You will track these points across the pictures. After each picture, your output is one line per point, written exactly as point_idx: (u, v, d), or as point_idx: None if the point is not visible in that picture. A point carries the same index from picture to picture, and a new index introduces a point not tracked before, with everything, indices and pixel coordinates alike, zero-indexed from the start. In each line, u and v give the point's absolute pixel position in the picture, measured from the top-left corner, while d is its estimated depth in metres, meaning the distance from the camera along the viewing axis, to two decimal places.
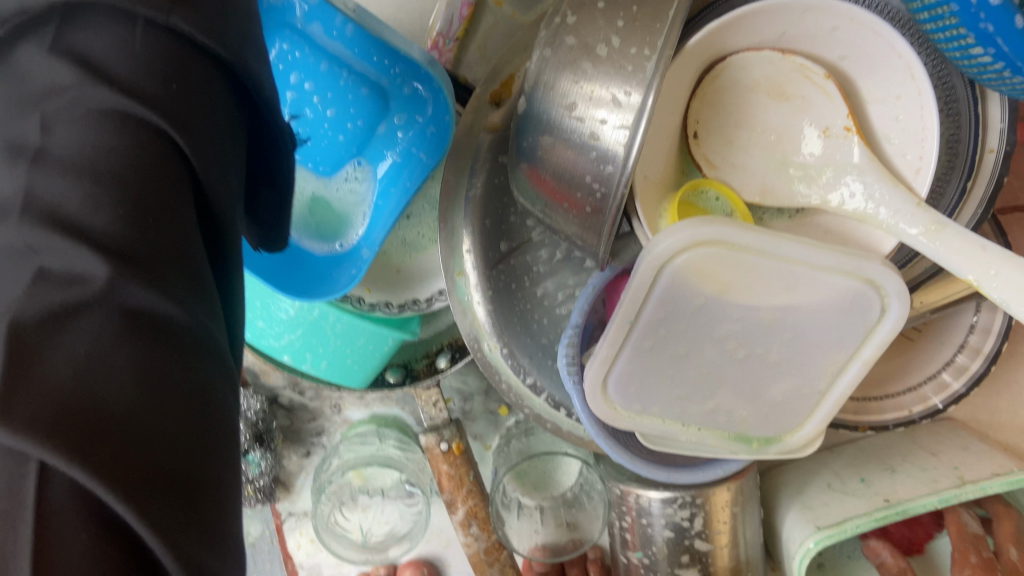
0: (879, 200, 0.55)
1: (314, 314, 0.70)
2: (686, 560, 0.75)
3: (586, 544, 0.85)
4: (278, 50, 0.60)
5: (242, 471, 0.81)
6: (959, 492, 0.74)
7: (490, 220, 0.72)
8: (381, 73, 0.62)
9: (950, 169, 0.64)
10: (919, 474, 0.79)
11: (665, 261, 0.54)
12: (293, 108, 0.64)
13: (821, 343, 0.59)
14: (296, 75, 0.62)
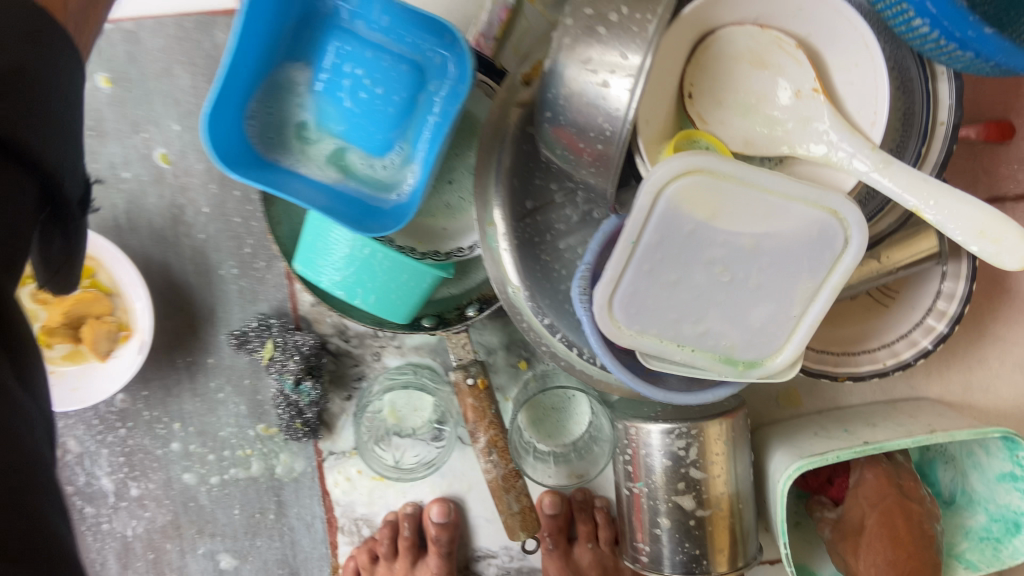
0: (836, 146, 0.67)
1: (365, 251, 0.81)
2: (682, 487, 0.84)
3: (591, 478, 0.96)
4: (334, 48, 0.74)
5: (292, 401, 0.92)
6: (930, 436, 0.83)
7: (518, 181, 0.84)
8: (414, 50, 0.73)
9: (909, 131, 0.75)
10: (896, 427, 0.88)
11: (664, 187, 0.66)
12: (347, 92, 0.75)
13: (794, 270, 0.70)
14: (344, 63, 0.74)
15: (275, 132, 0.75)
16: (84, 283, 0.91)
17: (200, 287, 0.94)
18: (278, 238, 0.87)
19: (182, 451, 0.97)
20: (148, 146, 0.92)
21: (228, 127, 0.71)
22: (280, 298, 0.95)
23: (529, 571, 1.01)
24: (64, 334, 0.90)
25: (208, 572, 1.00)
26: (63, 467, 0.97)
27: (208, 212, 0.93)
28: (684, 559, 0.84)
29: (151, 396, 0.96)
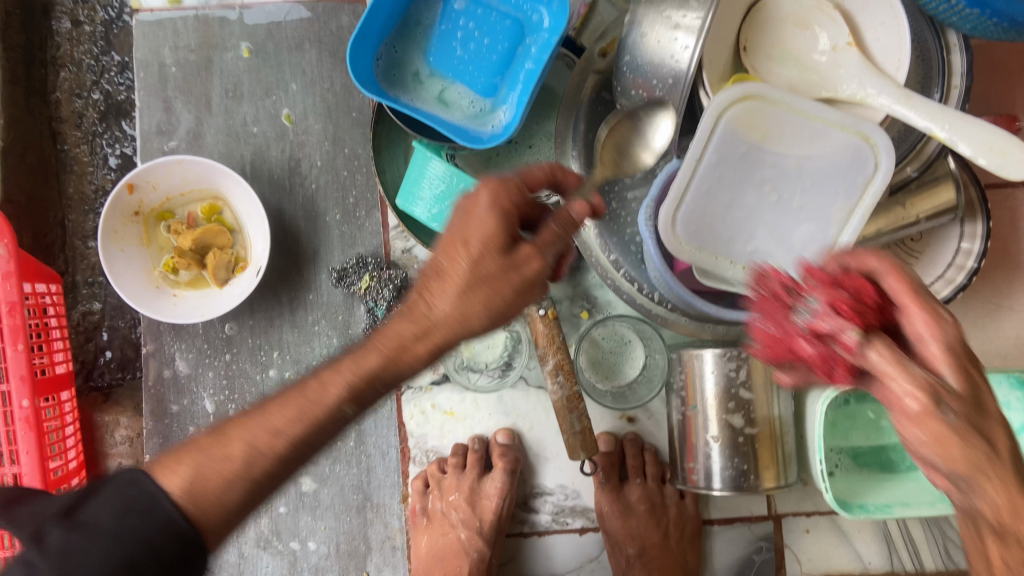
0: (867, 87, 0.82)
1: (459, 186, 0.95)
2: (733, 407, 0.94)
3: (644, 403, 1.08)
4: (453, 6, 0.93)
5: (382, 326, 1.04)
6: None
7: (592, 135, 0.98)
8: (517, 9, 0.92)
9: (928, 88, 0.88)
10: None
11: (723, 111, 0.80)
12: (459, 41, 0.93)
13: (831, 191, 0.82)
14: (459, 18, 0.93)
15: (398, 71, 0.93)
16: (211, 218, 1.08)
17: (308, 230, 1.09)
18: (383, 181, 1.02)
19: (278, 377, 1.09)
20: (276, 109, 1.08)
21: (365, 57, 0.90)
22: (375, 244, 1.08)
23: (583, 509, 1.09)
24: (191, 258, 1.05)
25: (289, 494, 1.09)
26: (172, 386, 1.10)
27: (321, 166, 1.08)
28: (733, 473, 0.93)
29: (256, 325, 1.09)
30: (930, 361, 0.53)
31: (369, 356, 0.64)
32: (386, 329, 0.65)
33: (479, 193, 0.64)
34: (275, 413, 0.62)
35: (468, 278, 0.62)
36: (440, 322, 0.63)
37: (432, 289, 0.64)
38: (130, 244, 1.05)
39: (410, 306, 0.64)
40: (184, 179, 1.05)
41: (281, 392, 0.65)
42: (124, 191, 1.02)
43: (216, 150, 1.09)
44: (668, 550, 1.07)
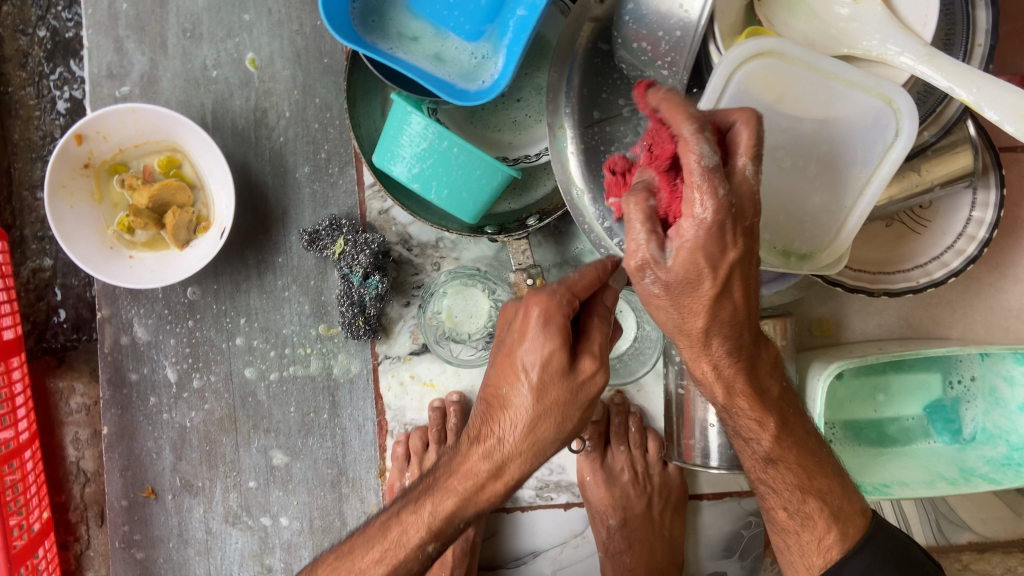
0: (888, 44, 0.75)
1: (444, 144, 0.87)
2: None
3: (637, 376, 1.00)
4: None
5: (359, 295, 0.96)
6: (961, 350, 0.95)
7: (587, 91, 0.90)
8: None
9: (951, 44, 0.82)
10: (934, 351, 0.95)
11: (736, 68, 0.73)
12: None
13: (848, 159, 0.76)
14: None
15: (378, 16, 0.84)
16: (170, 173, 0.99)
17: (276, 188, 1.00)
18: (359, 136, 0.94)
19: (245, 346, 1.02)
20: (239, 52, 0.99)
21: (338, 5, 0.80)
22: (350, 204, 1.01)
23: (568, 485, 1.04)
24: (148, 217, 0.96)
25: (259, 468, 1.03)
26: (130, 354, 1.02)
27: (289, 118, 1.00)
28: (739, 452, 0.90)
29: (220, 289, 1.01)
30: (677, 237, 0.55)
31: (451, 481, 0.70)
32: (458, 467, 0.70)
33: (530, 320, 0.66)
34: (358, 561, 0.72)
35: (536, 406, 0.66)
36: (512, 456, 0.68)
37: (502, 416, 0.68)
38: (80, 200, 0.96)
39: (487, 437, 0.68)
40: (139, 130, 0.96)
41: (383, 516, 0.74)
42: (72, 142, 0.92)
43: (174, 97, 0.99)
44: (653, 522, 1.01)
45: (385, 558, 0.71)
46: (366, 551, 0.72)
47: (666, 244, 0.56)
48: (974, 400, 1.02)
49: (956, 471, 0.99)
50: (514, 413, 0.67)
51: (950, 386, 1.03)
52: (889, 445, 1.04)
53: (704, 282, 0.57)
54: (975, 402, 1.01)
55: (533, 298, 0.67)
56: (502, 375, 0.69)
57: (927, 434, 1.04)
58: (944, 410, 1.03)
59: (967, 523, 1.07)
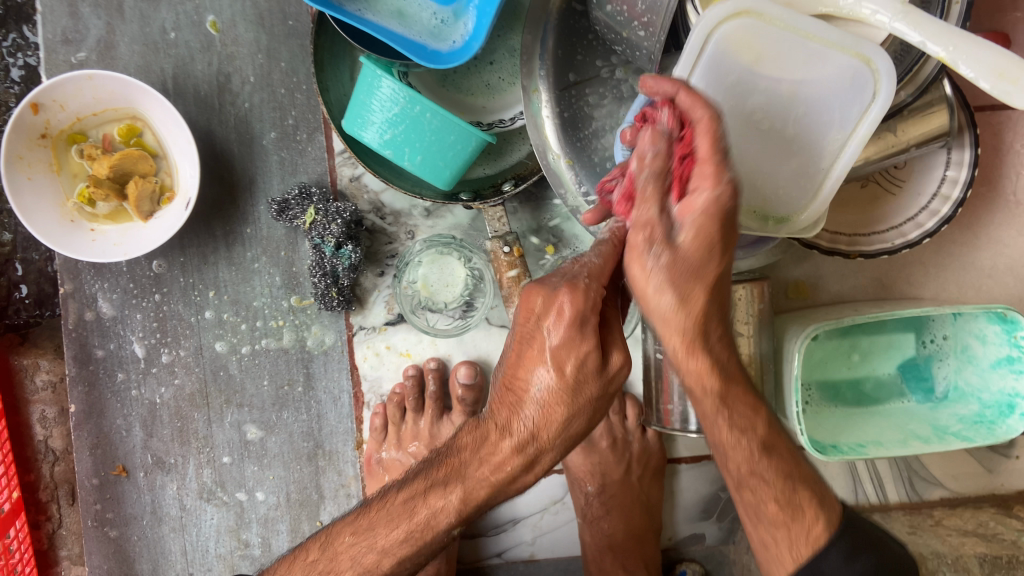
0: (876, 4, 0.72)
1: (416, 109, 0.84)
2: None
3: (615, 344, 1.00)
4: None
5: (331, 265, 0.94)
6: (937, 310, 0.95)
7: (562, 53, 0.88)
8: None
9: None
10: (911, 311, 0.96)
11: (714, 29, 0.72)
12: None
13: (826, 121, 0.75)
14: None
15: None
16: (131, 142, 0.95)
17: (242, 156, 0.97)
18: (327, 103, 0.91)
19: (215, 319, 0.99)
20: (200, 15, 0.95)
21: None
22: (320, 172, 0.98)
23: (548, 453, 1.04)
24: (109, 188, 0.93)
25: (233, 443, 1.02)
26: (96, 330, 0.99)
27: (254, 84, 0.96)
28: None
29: (188, 262, 0.99)
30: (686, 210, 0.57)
31: (480, 467, 0.64)
32: (486, 451, 0.64)
33: (561, 310, 0.60)
34: (385, 538, 0.67)
35: (569, 399, 0.61)
36: (543, 448, 0.63)
37: (532, 408, 0.62)
38: (38, 171, 0.92)
39: (520, 427, 0.62)
40: (97, 97, 0.92)
41: (407, 489, 0.68)
42: (27, 111, 0.89)
43: (132, 62, 0.96)
44: (630, 488, 1.01)
45: (410, 535, 0.67)
46: (389, 529, 0.67)
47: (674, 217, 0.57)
48: (946, 358, 1.03)
49: (929, 429, 1.00)
50: (552, 407, 0.61)
51: (923, 346, 1.04)
52: (863, 404, 1.05)
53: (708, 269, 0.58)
54: (947, 361, 1.02)
55: (563, 288, 0.60)
56: (527, 366, 0.62)
57: (902, 393, 1.05)
58: (918, 368, 1.04)
59: (939, 480, 1.09)
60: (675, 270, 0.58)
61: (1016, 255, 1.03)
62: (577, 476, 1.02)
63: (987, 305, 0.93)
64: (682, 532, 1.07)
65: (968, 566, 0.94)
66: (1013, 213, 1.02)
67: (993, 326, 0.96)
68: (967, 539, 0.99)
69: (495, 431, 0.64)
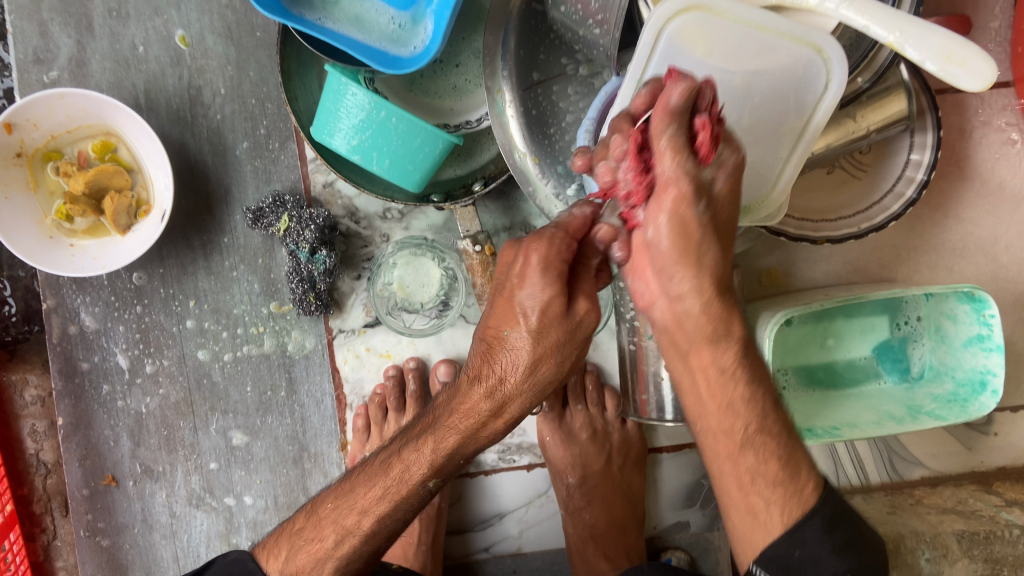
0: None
1: (381, 114, 0.86)
2: None
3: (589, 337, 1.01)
4: None
5: (307, 270, 0.96)
6: (905, 291, 0.96)
7: (525, 53, 0.90)
8: None
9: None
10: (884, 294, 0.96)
11: (665, 24, 0.72)
12: None
13: (780, 110, 0.76)
14: None
15: None
16: (105, 157, 0.96)
17: (216, 166, 0.99)
18: (295, 111, 0.92)
19: (196, 328, 1.01)
20: (168, 30, 0.96)
21: None
22: (293, 179, 1.00)
23: (530, 447, 1.06)
24: (86, 204, 0.94)
25: (220, 449, 1.03)
26: (79, 343, 1.01)
27: (224, 95, 0.98)
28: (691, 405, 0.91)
29: (167, 272, 1.00)
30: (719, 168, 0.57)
31: (451, 419, 0.70)
32: (459, 403, 0.69)
33: (529, 259, 0.63)
34: (364, 497, 0.74)
35: (537, 346, 0.64)
36: (513, 394, 0.66)
37: (502, 354, 0.65)
38: (14, 190, 0.94)
39: (485, 377, 0.67)
40: (69, 115, 0.93)
41: (383, 455, 0.76)
42: (1, 131, 0.90)
43: (104, 79, 0.97)
44: (611, 477, 1.03)
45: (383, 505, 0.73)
46: (369, 489, 0.74)
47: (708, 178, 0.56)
48: (921, 339, 1.04)
49: (903, 410, 1.01)
50: (515, 352, 0.64)
51: (898, 327, 1.05)
52: (840, 387, 1.06)
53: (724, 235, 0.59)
54: (922, 341, 1.03)
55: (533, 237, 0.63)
56: (501, 317, 0.66)
57: (878, 374, 1.06)
58: (893, 350, 1.05)
59: (919, 460, 1.10)
60: (687, 230, 0.57)
61: (986, 235, 1.05)
62: (559, 470, 1.03)
63: (953, 285, 0.94)
64: (666, 521, 1.09)
65: (946, 544, 0.95)
66: (980, 193, 1.04)
67: (963, 306, 0.97)
68: (946, 517, 1.01)
69: (468, 380, 0.69)
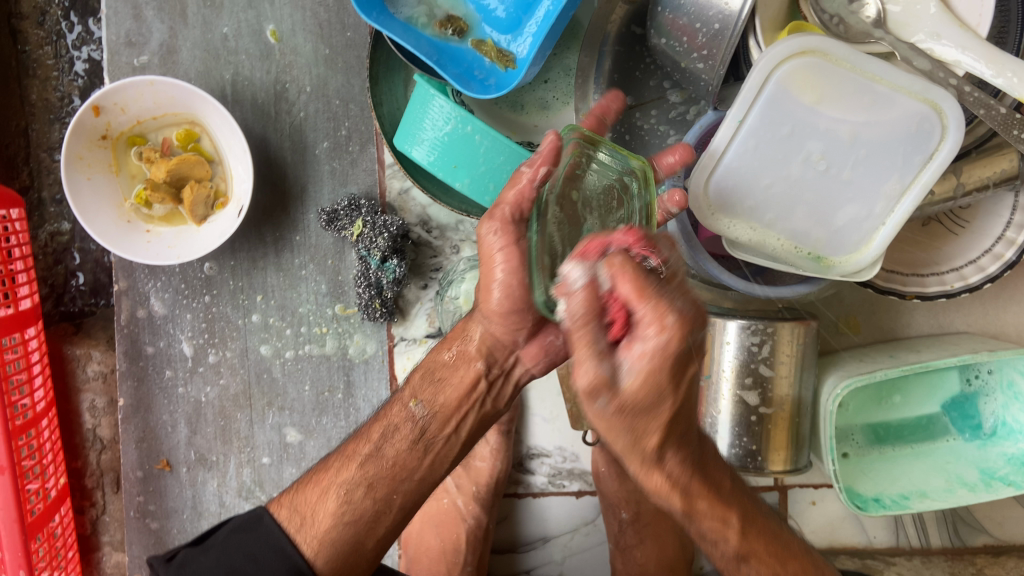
0: (940, 38, 0.72)
1: (467, 128, 0.83)
2: (749, 383, 0.88)
3: None
4: None
5: (375, 277, 0.95)
6: (975, 356, 0.90)
7: (619, 75, 0.88)
8: None
9: (1008, 30, 0.72)
10: (941, 349, 0.94)
11: (775, 67, 0.70)
12: None
13: (888, 166, 0.72)
14: None
15: None
16: (188, 147, 0.97)
17: (295, 163, 0.98)
18: (380, 116, 0.91)
19: (261, 323, 1.01)
20: (261, 23, 0.96)
21: None
22: (369, 183, 0.99)
23: (581, 475, 1.04)
24: (165, 192, 0.95)
25: (273, 445, 1.04)
26: (147, 327, 1.01)
27: (309, 93, 0.97)
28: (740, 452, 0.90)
29: (238, 265, 1.00)
30: (631, 352, 0.51)
31: (356, 497, 0.72)
32: (443, 384, 0.77)
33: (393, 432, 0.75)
34: (320, 520, 0.72)
35: (481, 317, 0.75)
36: (435, 438, 0.76)
37: (399, 409, 0.77)
38: (97, 171, 0.94)
39: (452, 356, 0.78)
40: (157, 102, 0.93)
41: (299, 484, 0.77)
42: (89, 113, 0.91)
43: (193, 67, 0.97)
44: (664, 515, 1.01)
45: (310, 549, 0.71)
46: (322, 508, 0.72)
47: (620, 364, 0.52)
48: (993, 394, 0.97)
49: (976, 474, 0.97)
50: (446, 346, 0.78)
51: (968, 383, 0.97)
52: (903, 445, 0.99)
53: (662, 407, 0.53)
54: (994, 398, 0.96)
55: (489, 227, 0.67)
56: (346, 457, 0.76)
57: (946, 431, 0.99)
58: (961, 404, 0.98)
59: (984, 526, 1.06)
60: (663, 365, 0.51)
61: None
62: None
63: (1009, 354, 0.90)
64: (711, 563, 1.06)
65: None
66: None
67: None
68: None
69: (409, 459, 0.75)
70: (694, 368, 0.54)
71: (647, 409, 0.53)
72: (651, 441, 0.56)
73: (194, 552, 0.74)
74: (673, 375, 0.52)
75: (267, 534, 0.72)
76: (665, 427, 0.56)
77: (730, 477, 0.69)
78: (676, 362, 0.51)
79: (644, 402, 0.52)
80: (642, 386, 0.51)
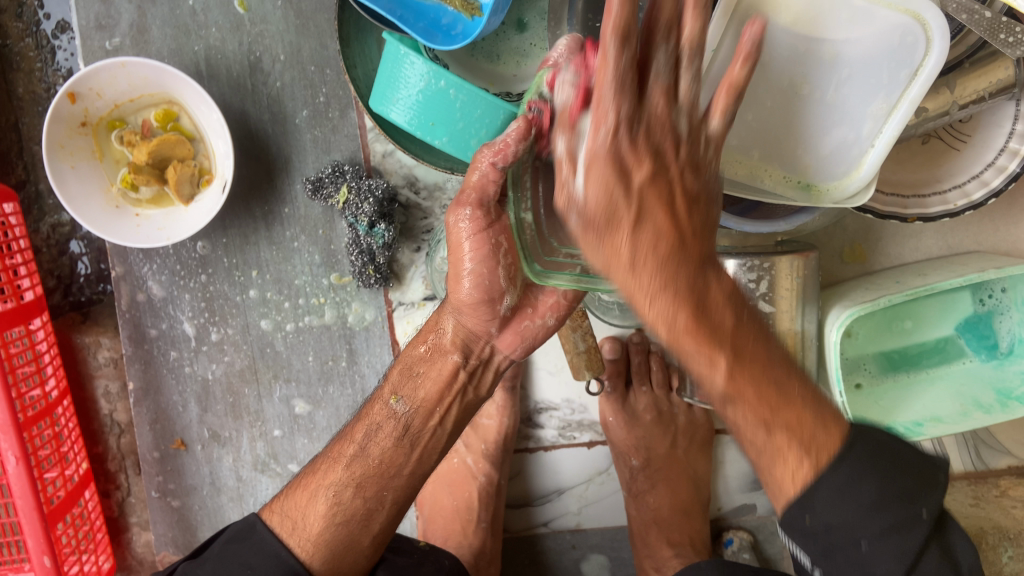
0: None
1: (441, 85, 0.80)
2: None
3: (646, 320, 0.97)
4: None
5: (366, 244, 0.94)
6: (982, 275, 0.87)
7: (593, 18, 0.85)
8: None
9: None
10: (949, 271, 0.91)
11: None
12: None
13: (873, 84, 0.69)
14: None
15: None
16: (168, 126, 0.97)
17: (277, 135, 0.97)
18: (354, 79, 0.89)
19: (259, 298, 1.01)
20: None
21: None
22: (353, 148, 0.98)
23: (590, 426, 1.03)
24: (149, 173, 0.95)
25: (283, 417, 1.05)
26: (147, 310, 1.02)
27: (283, 62, 0.96)
28: None
29: (230, 242, 1.00)
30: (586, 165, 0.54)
31: (346, 497, 0.72)
32: (422, 377, 0.74)
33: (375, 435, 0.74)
34: (312, 524, 0.72)
35: (450, 309, 0.71)
36: (421, 432, 0.74)
37: (380, 406, 0.75)
38: (81, 159, 0.94)
39: (427, 350, 0.74)
40: (132, 84, 0.92)
41: (287, 490, 0.77)
42: (66, 101, 0.90)
43: (165, 46, 0.95)
44: (677, 461, 1.00)
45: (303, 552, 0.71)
46: (312, 511, 0.72)
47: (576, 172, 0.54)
48: (1009, 312, 0.93)
49: (992, 395, 0.94)
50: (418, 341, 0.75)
51: (981, 303, 0.94)
52: (916, 371, 0.97)
53: (620, 211, 0.54)
54: (1010, 316, 0.93)
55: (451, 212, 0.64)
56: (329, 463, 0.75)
57: (960, 354, 0.96)
58: (975, 325, 0.95)
59: (1007, 449, 1.03)
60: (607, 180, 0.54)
61: None
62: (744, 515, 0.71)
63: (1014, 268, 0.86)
64: (729, 504, 1.06)
65: None
66: None
67: None
68: None
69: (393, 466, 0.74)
70: (641, 176, 0.55)
71: (606, 217, 0.54)
72: (624, 254, 0.55)
73: (191, 563, 0.74)
74: (631, 181, 0.54)
75: (259, 542, 0.72)
76: (631, 214, 0.54)
77: (739, 314, 0.57)
78: (617, 163, 0.54)
79: (602, 207, 0.54)
80: (597, 185, 0.54)
